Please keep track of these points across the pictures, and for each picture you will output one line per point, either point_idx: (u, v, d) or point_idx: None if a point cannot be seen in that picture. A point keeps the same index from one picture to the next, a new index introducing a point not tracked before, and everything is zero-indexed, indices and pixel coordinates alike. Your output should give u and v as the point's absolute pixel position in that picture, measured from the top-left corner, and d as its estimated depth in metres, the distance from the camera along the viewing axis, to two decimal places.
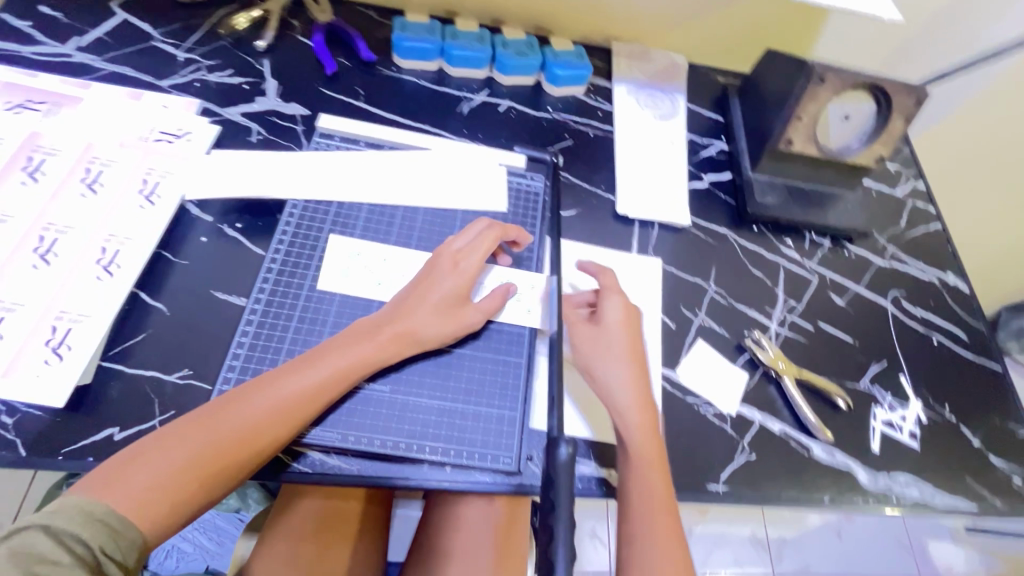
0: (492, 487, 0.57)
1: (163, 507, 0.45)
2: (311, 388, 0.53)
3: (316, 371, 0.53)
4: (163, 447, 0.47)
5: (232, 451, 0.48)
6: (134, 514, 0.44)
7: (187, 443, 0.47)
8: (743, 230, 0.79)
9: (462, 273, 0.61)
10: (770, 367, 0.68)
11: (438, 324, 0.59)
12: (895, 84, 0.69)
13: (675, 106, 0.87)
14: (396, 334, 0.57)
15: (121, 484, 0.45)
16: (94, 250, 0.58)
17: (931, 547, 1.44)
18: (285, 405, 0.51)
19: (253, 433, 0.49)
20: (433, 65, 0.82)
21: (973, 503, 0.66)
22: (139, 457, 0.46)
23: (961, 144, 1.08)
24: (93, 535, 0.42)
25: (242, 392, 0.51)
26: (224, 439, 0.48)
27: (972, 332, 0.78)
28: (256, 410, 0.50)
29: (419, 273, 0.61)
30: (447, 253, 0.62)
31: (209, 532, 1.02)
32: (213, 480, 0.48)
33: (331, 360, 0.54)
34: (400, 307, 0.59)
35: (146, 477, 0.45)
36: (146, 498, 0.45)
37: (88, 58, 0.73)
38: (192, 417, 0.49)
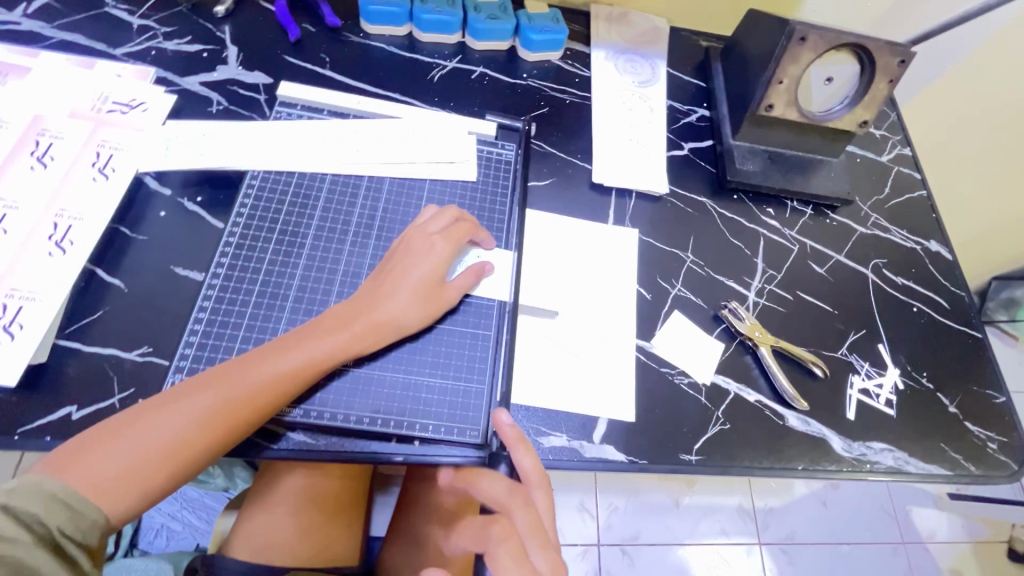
0: (459, 461, 0.56)
1: (130, 490, 0.44)
2: (285, 374, 0.51)
3: (283, 360, 0.51)
4: (130, 430, 0.46)
5: (203, 436, 0.47)
6: (100, 496, 0.43)
7: (156, 427, 0.46)
8: (722, 198, 0.77)
9: (438, 257, 0.59)
10: (747, 337, 0.67)
11: (413, 310, 0.57)
12: (879, 42, 0.67)
13: (654, 71, 0.84)
14: (371, 321, 0.55)
15: (86, 466, 0.44)
16: (46, 226, 0.56)
17: (914, 514, 1.46)
18: (258, 393, 0.50)
19: (226, 420, 0.48)
20: (402, 31, 0.78)
21: (947, 469, 0.66)
22: (107, 440, 0.45)
23: (953, 108, 1.05)
24: (52, 515, 0.41)
25: (215, 376, 0.50)
26: (189, 429, 0.47)
27: (953, 300, 0.77)
28: (223, 397, 0.48)
29: (394, 257, 0.60)
30: (419, 238, 0.60)
31: (198, 510, 1.03)
32: (182, 464, 0.47)
33: (301, 349, 0.52)
34: (376, 293, 0.57)
35: (106, 464, 0.44)
36: (109, 481, 0.44)
37: (36, 26, 0.69)
38: (155, 403, 0.48)
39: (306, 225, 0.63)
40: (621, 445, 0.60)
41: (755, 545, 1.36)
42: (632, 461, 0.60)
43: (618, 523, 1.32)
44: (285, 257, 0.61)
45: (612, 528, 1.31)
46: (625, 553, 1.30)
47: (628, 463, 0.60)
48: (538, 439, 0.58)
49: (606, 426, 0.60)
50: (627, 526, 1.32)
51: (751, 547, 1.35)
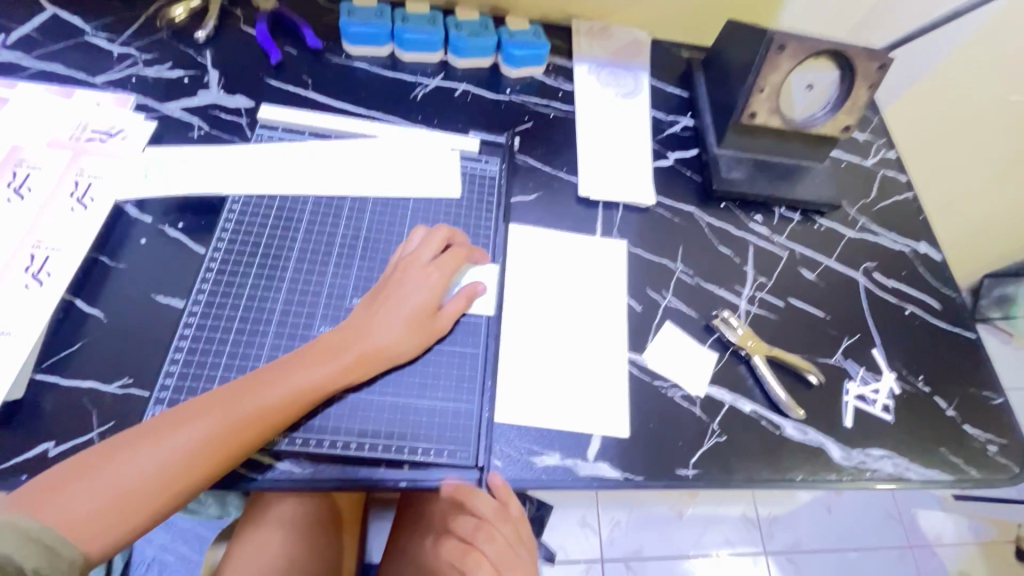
0: (450, 484, 0.55)
1: (109, 528, 0.43)
2: (271, 406, 0.50)
3: (271, 392, 0.50)
4: (109, 463, 0.44)
5: (184, 471, 0.46)
6: (76, 533, 0.42)
7: (137, 460, 0.45)
8: (710, 207, 0.77)
9: (431, 284, 0.59)
10: (740, 347, 0.67)
11: (404, 339, 0.56)
12: (856, 48, 0.68)
13: (638, 83, 0.84)
14: (363, 351, 0.54)
15: (63, 501, 0.42)
16: (23, 258, 0.55)
17: (920, 517, 1.45)
18: (245, 422, 0.48)
19: (212, 452, 0.47)
20: (384, 51, 0.79)
21: (948, 474, 0.65)
22: (83, 473, 0.44)
23: (935, 110, 1.06)
24: (27, 554, 0.39)
25: (199, 405, 0.48)
26: (169, 463, 0.45)
27: (945, 302, 0.77)
28: (207, 429, 0.47)
29: (386, 285, 0.59)
30: (412, 264, 0.60)
31: (191, 541, 1.00)
32: (164, 498, 0.45)
33: (289, 381, 0.51)
34: (367, 322, 0.56)
35: (84, 499, 0.43)
36: (87, 517, 0.42)
37: (14, 57, 0.69)
38: (134, 435, 0.46)
39: (288, 248, 0.62)
40: (616, 462, 0.59)
41: (761, 555, 1.33)
42: (628, 478, 0.58)
43: (621, 538, 1.30)
44: (268, 281, 0.60)
45: (615, 542, 1.29)
46: (629, 568, 1.27)
47: (624, 480, 0.58)
48: (530, 459, 0.57)
49: (600, 443, 0.59)
50: (630, 540, 1.30)
51: (757, 557, 1.33)
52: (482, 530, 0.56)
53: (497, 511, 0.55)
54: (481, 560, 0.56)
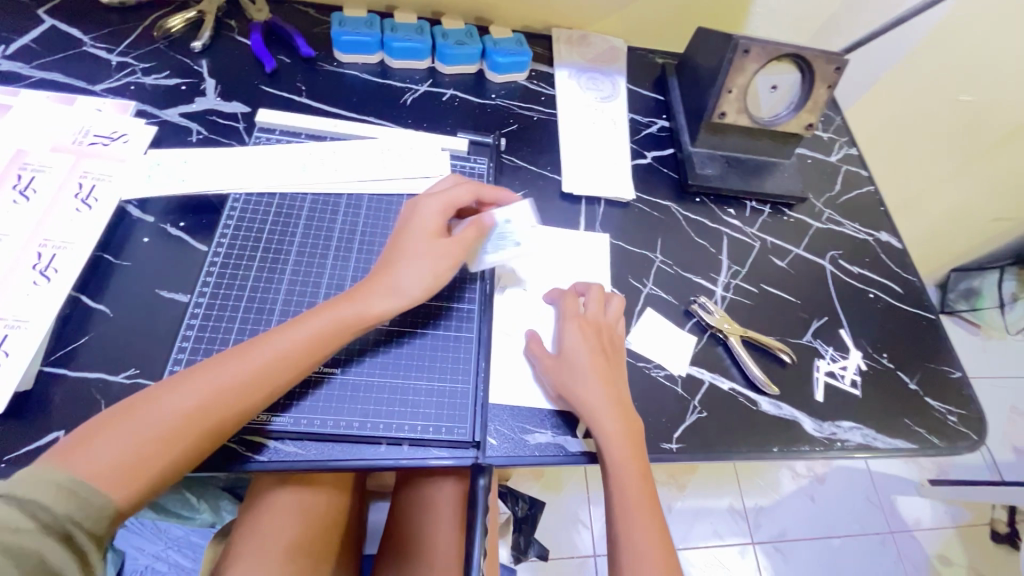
0: (448, 461, 0.58)
1: (136, 474, 0.45)
2: (285, 352, 0.53)
3: (284, 337, 0.53)
4: (138, 413, 0.47)
5: (203, 417, 0.48)
6: (104, 480, 0.43)
7: (160, 408, 0.47)
8: (686, 201, 0.82)
9: (432, 220, 0.61)
10: (717, 329, 0.71)
11: (412, 276, 0.58)
12: (815, 52, 0.73)
13: (615, 87, 0.89)
14: (370, 293, 0.57)
15: (95, 450, 0.44)
16: (30, 256, 0.57)
17: (898, 503, 1.50)
18: (269, 370, 0.51)
19: (235, 400, 0.49)
20: (374, 59, 0.82)
21: (912, 442, 0.70)
22: (114, 423, 0.46)
23: (893, 111, 1.14)
24: (58, 501, 0.40)
25: (218, 359, 0.51)
26: (190, 409, 0.48)
27: (906, 285, 0.82)
28: (224, 377, 0.50)
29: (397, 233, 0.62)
30: (417, 208, 0.62)
31: (184, 549, 1.00)
32: (192, 447, 0.47)
33: (302, 327, 0.54)
34: (376, 271, 0.59)
35: (113, 446, 0.45)
36: (116, 463, 0.44)
37: (14, 66, 0.71)
38: (159, 389, 0.49)
39: (288, 243, 0.65)
40: None
41: (749, 545, 1.37)
42: None
43: None
44: (270, 274, 0.62)
45: None
46: None
47: None
48: (523, 437, 0.61)
49: None
50: None
51: (745, 547, 1.37)
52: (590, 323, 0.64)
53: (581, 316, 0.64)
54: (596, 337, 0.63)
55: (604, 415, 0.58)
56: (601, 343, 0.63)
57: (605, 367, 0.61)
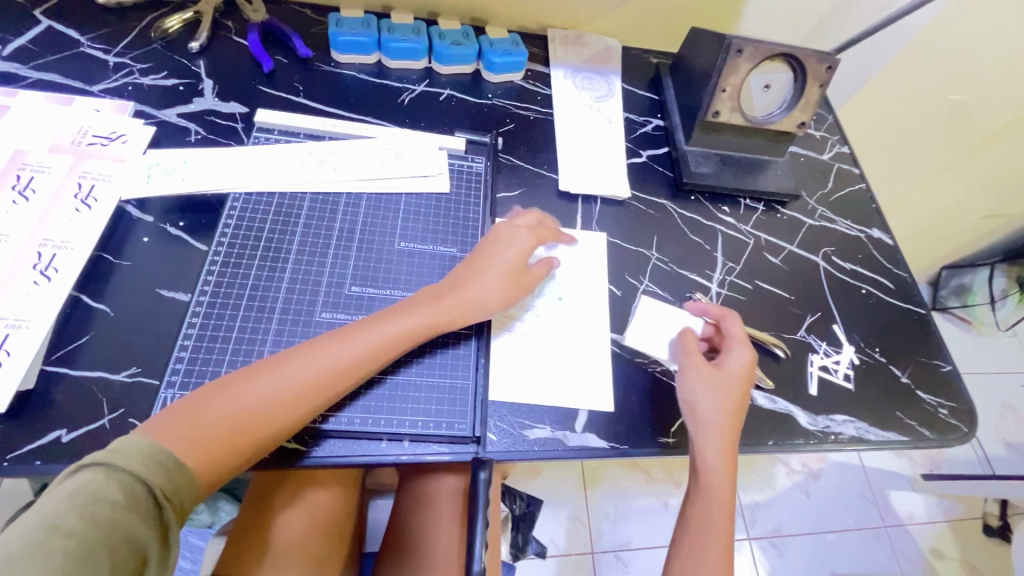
0: (448, 456, 0.58)
1: (222, 450, 0.48)
2: (372, 350, 0.55)
3: (375, 334, 0.56)
4: (231, 393, 0.50)
5: (291, 404, 0.51)
6: (194, 453, 0.46)
7: (252, 390, 0.50)
8: (681, 199, 0.83)
9: (519, 244, 0.65)
10: (712, 325, 0.72)
11: (494, 291, 0.62)
12: (806, 51, 0.74)
13: (611, 87, 0.90)
14: (458, 299, 0.60)
15: (191, 423, 0.47)
16: (30, 256, 0.58)
17: (892, 498, 1.52)
18: (356, 363, 0.54)
19: (325, 386, 0.53)
20: (371, 59, 0.83)
21: (904, 435, 0.71)
22: (207, 399, 0.49)
23: (884, 109, 1.15)
24: (150, 473, 0.43)
25: (308, 346, 0.54)
26: (278, 395, 0.51)
27: (897, 281, 0.84)
28: (314, 366, 0.53)
29: (482, 245, 0.65)
30: (505, 228, 0.66)
31: (182, 549, 0.99)
32: (278, 427, 0.50)
33: (390, 327, 0.57)
34: (462, 278, 0.62)
35: (208, 420, 0.48)
36: (206, 438, 0.47)
37: (11, 67, 0.71)
38: (252, 369, 0.52)
39: (288, 242, 0.65)
40: (602, 432, 0.63)
41: (745, 540, 1.38)
42: (615, 447, 0.63)
43: (610, 530, 1.32)
44: (270, 272, 0.63)
45: (605, 535, 1.32)
46: (619, 559, 1.30)
47: (610, 449, 0.63)
48: (522, 432, 0.61)
49: (587, 416, 0.64)
50: (619, 532, 1.33)
51: (741, 543, 1.38)
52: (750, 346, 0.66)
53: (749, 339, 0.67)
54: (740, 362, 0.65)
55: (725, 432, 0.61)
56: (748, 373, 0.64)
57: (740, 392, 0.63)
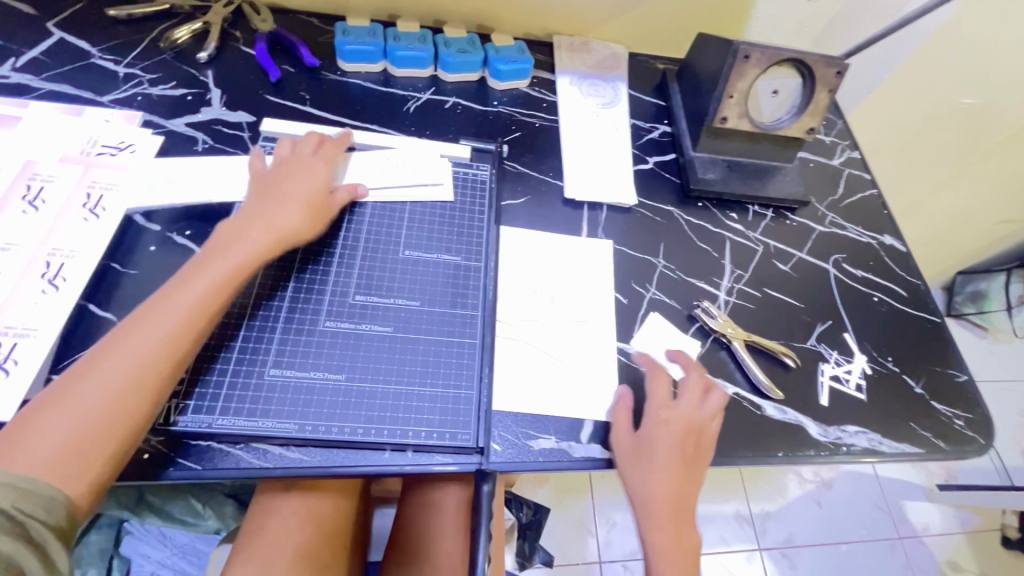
0: (452, 467, 0.58)
1: (75, 459, 0.46)
2: (195, 300, 0.53)
3: (194, 285, 0.54)
4: (65, 398, 0.47)
5: (140, 380, 0.49)
6: (48, 475, 0.44)
7: (90, 388, 0.48)
8: (688, 206, 0.82)
9: (318, 176, 0.66)
10: (720, 333, 0.71)
11: (303, 216, 0.62)
12: (815, 56, 0.73)
13: (617, 93, 0.90)
14: (269, 229, 0.60)
15: (27, 445, 0.45)
16: (39, 265, 0.58)
17: (907, 509, 1.48)
18: (186, 316, 0.52)
19: (167, 347, 0.51)
20: (378, 67, 0.83)
21: (919, 447, 0.69)
22: (36, 416, 0.46)
23: (896, 113, 1.13)
24: (2, 501, 0.41)
25: (133, 319, 0.52)
26: (120, 377, 0.49)
27: (910, 289, 0.82)
28: (154, 332, 0.51)
29: (277, 174, 0.64)
30: (297, 158, 0.67)
31: (188, 556, 0.97)
32: (132, 409, 0.48)
33: (208, 272, 0.55)
34: (265, 207, 0.61)
35: (48, 437, 0.46)
36: (56, 455, 0.45)
37: (24, 78, 0.72)
38: (78, 368, 0.49)
39: (293, 250, 0.65)
40: (608, 443, 0.62)
41: (756, 551, 1.36)
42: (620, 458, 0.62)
43: (618, 539, 1.31)
44: (274, 280, 0.63)
45: (613, 544, 1.30)
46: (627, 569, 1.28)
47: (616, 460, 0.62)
48: (527, 443, 0.61)
49: (593, 426, 0.63)
50: (627, 541, 1.31)
51: (751, 553, 1.36)
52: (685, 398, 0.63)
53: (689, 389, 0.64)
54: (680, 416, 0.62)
55: (660, 515, 0.60)
56: (683, 443, 0.61)
57: (680, 470, 0.61)
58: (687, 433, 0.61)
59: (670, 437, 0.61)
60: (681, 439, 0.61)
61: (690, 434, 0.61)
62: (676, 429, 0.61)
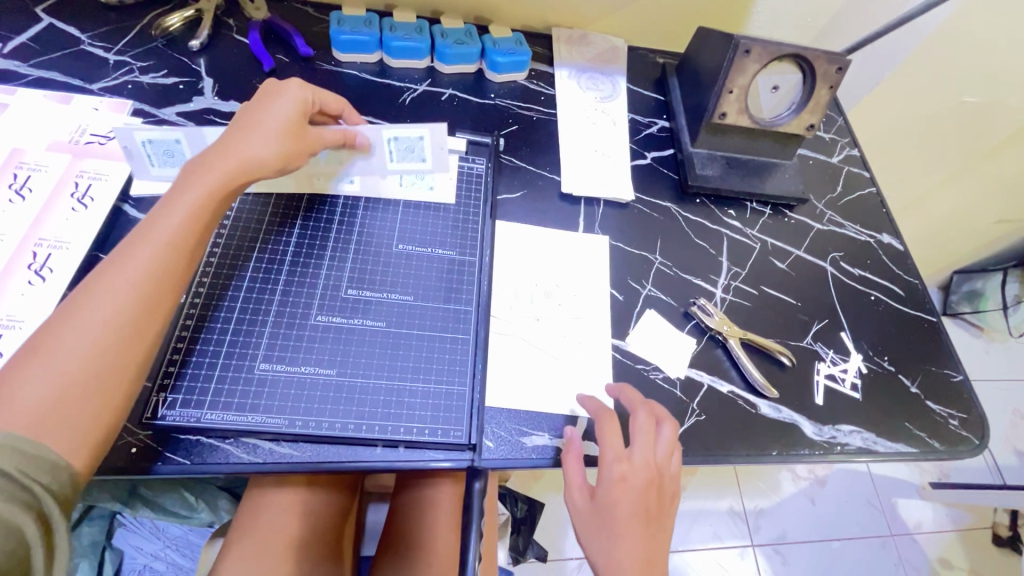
0: (445, 464, 0.57)
1: (68, 412, 0.43)
2: (171, 240, 0.50)
3: (166, 225, 0.50)
4: (44, 351, 0.44)
5: (129, 327, 0.46)
6: (42, 431, 0.41)
7: (68, 338, 0.44)
8: (686, 203, 0.81)
9: (291, 97, 0.59)
10: (716, 331, 0.71)
11: (279, 145, 0.57)
12: (817, 52, 0.72)
13: (615, 87, 0.89)
14: (239, 160, 0.55)
15: (8, 401, 0.41)
16: (26, 255, 0.57)
17: (900, 506, 1.49)
18: (162, 258, 0.49)
19: (149, 289, 0.48)
20: (373, 58, 0.82)
21: (913, 447, 0.69)
22: (13, 373, 0.42)
23: (896, 111, 1.13)
24: (5, 461, 0.38)
25: (108, 265, 0.48)
26: (104, 323, 0.46)
27: (908, 288, 0.82)
28: (133, 276, 0.47)
29: (251, 104, 0.59)
30: (272, 84, 0.60)
31: (182, 548, 0.95)
32: (124, 359, 0.46)
33: (178, 208, 0.51)
34: (234, 138, 0.56)
35: (31, 392, 0.42)
36: (43, 409, 0.42)
37: (12, 65, 0.71)
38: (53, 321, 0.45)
39: (284, 244, 0.65)
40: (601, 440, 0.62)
41: (749, 547, 1.37)
42: None
43: None
44: (264, 274, 0.62)
45: None
46: None
47: None
48: (520, 439, 0.60)
49: (586, 424, 0.62)
50: None
51: (744, 549, 1.36)
52: (643, 443, 0.58)
53: (642, 431, 0.58)
54: (642, 464, 0.57)
55: None
56: (647, 496, 0.56)
57: (645, 524, 0.56)
58: (650, 483, 0.57)
59: (633, 487, 0.56)
60: (646, 487, 0.56)
61: (653, 483, 0.57)
62: (639, 475, 0.56)
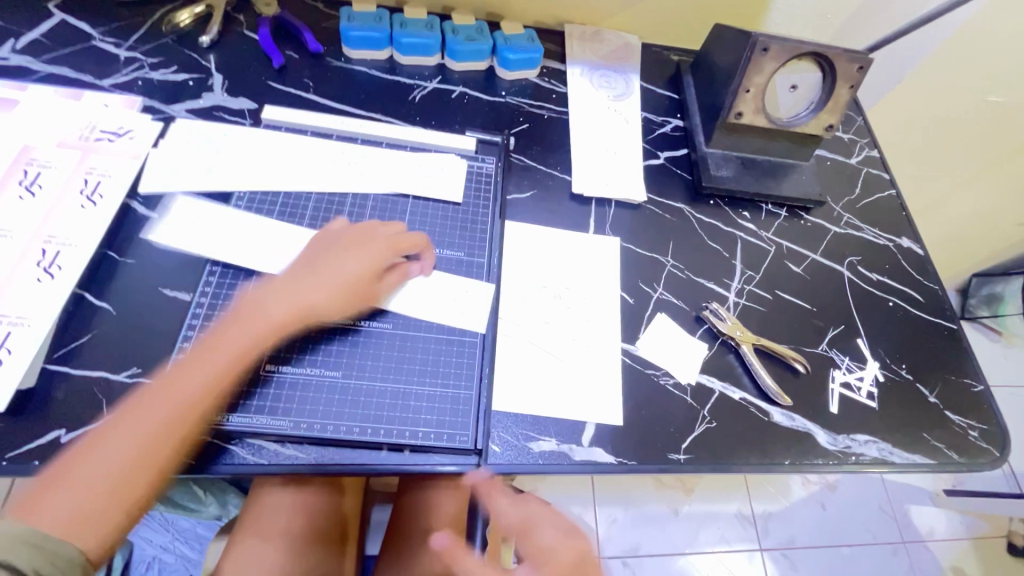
0: (449, 468, 0.57)
1: (94, 523, 0.46)
2: (210, 390, 0.52)
3: (209, 364, 0.53)
4: (86, 461, 0.47)
5: (166, 443, 0.49)
6: (74, 535, 0.45)
7: (104, 454, 0.48)
8: (699, 204, 0.80)
9: (367, 250, 0.61)
10: (729, 336, 0.69)
11: (331, 305, 0.58)
12: (837, 50, 0.71)
13: (629, 85, 0.87)
14: (283, 317, 0.57)
15: (50, 506, 0.45)
16: (35, 252, 0.57)
17: (913, 513, 1.46)
18: (204, 395, 0.51)
19: (182, 415, 0.50)
20: (383, 55, 0.81)
21: (931, 458, 0.67)
22: (58, 478, 0.47)
23: (918, 111, 1.10)
24: (27, 559, 0.41)
25: (165, 381, 0.52)
26: (137, 444, 0.48)
27: (927, 294, 0.79)
28: (179, 400, 0.50)
29: (337, 245, 0.61)
30: (335, 229, 0.63)
31: (192, 542, 0.96)
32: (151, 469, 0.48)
33: (227, 346, 0.54)
34: (292, 288, 0.58)
35: (67, 501, 0.46)
36: (77, 517, 0.45)
37: (23, 61, 0.71)
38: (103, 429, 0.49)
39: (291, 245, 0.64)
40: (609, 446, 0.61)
41: (757, 551, 1.35)
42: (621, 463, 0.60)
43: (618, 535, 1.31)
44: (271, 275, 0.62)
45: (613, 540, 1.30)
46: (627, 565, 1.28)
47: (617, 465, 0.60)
48: (527, 445, 0.59)
49: (594, 429, 0.61)
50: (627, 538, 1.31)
51: (752, 553, 1.35)
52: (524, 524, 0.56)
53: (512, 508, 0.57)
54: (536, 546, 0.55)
55: None
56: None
57: None
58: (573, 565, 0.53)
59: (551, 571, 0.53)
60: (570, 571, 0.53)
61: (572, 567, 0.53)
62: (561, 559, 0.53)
